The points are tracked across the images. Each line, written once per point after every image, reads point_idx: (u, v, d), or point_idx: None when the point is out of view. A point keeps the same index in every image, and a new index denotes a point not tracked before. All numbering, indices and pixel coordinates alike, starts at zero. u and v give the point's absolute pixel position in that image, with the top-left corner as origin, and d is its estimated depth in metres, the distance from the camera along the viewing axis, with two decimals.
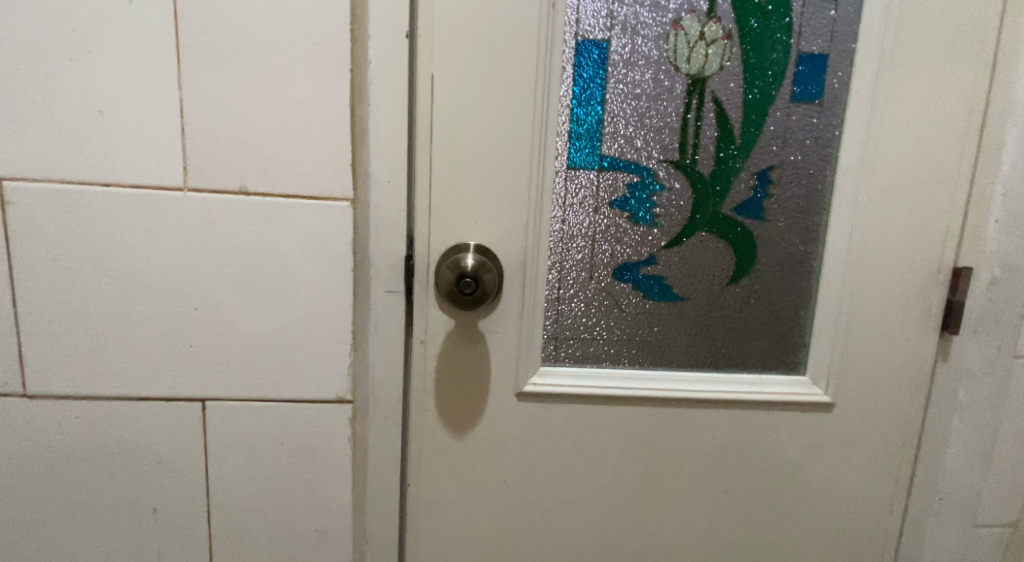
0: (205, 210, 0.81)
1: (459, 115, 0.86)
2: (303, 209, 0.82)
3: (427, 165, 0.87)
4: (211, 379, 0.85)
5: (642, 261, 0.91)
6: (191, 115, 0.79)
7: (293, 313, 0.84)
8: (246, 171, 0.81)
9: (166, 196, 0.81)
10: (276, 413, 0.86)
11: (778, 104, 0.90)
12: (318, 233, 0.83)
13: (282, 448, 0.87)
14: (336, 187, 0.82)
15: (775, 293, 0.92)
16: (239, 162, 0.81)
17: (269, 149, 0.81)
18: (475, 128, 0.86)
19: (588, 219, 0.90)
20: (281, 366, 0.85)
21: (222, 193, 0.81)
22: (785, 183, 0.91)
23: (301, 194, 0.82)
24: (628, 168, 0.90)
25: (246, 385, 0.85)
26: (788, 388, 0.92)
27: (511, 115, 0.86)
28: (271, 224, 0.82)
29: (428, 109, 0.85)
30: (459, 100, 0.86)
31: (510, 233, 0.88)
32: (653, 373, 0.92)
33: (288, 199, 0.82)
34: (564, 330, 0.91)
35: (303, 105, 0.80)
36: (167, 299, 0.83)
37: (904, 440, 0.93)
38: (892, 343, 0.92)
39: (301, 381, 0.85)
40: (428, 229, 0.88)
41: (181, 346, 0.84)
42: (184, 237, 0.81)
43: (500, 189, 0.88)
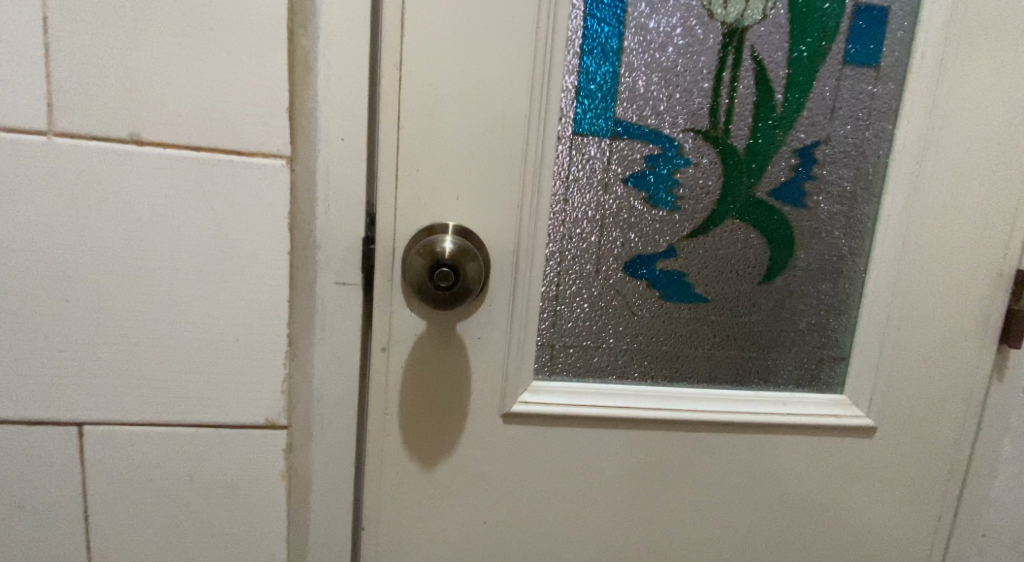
0: (83, 164, 0.59)
1: (438, 56, 0.66)
2: (221, 168, 0.61)
3: (396, 120, 0.67)
4: (90, 395, 0.63)
5: (660, 253, 0.74)
6: (63, 34, 0.58)
7: (207, 308, 0.63)
8: (142, 113, 0.59)
9: (24, 143, 0.59)
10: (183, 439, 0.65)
11: (828, 66, 0.74)
12: (242, 202, 0.62)
13: (192, 484, 0.66)
14: (268, 141, 0.61)
15: (814, 296, 0.76)
16: (131, 100, 0.59)
17: (173, 85, 0.59)
18: (457, 74, 0.67)
19: (597, 199, 0.72)
20: (189, 379, 0.64)
21: (107, 141, 0.59)
22: (831, 163, 0.75)
23: (218, 147, 0.61)
24: (648, 137, 0.72)
25: (140, 402, 0.64)
26: (825, 410, 0.77)
27: (504, 59, 0.67)
28: (175, 187, 0.61)
29: (397, 47, 0.65)
30: (438, 37, 0.66)
31: (499, 212, 0.69)
32: (667, 391, 0.75)
33: (201, 152, 0.61)
34: (561, 337, 0.73)
35: (222, 27, 0.59)
36: (26, 285, 0.61)
37: (950, 470, 0.79)
38: (944, 357, 0.77)
39: (219, 398, 0.65)
40: (393, 205, 0.68)
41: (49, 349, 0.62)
42: (55, 201, 0.60)
43: (488, 155, 0.68)
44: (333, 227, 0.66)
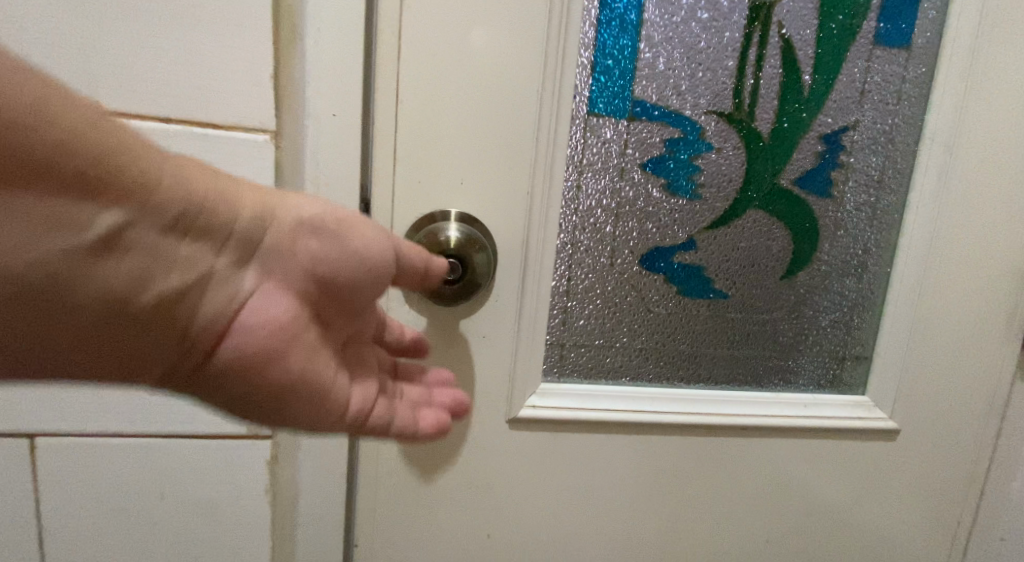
0: None
1: (441, 23, 0.59)
2: (193, 141, 0.57)
3: (394, 95, 0.60)
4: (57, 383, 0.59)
5: (678, 246, 0.68)
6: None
7: None
8: (108, 81, 0.55)
9: None
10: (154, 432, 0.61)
11: (858, 46, 0.69)
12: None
13: (170, 483, 0.62)
14: (248, 115, 0.57)
15: (837, 292, 0.72)
16: (98, 68, 0.55)
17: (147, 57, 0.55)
18: (461, 43, 0.60)
19: (612, 186, 0.66)
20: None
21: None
22: (859, 150, 0.70)
23: (190, 119, 0.56)
24: (668, 119, 0.66)
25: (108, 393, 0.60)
26: (847, 412, 0.72)
27: (513, 29, 0.60)
28: None
29: (394, 12, 0.59)
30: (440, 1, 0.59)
31: (507, 198, 0.63)
32: (682, 394, 0.70)
33: (171, 124, 0.56)
34: (572, 335, 0.68)
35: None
36: None
37: (972, 472, 0.75)
38: (968, 355, 0.72)
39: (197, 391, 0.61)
40: (391, 189, 0.61)
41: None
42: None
43: (496, 134, 0.62)
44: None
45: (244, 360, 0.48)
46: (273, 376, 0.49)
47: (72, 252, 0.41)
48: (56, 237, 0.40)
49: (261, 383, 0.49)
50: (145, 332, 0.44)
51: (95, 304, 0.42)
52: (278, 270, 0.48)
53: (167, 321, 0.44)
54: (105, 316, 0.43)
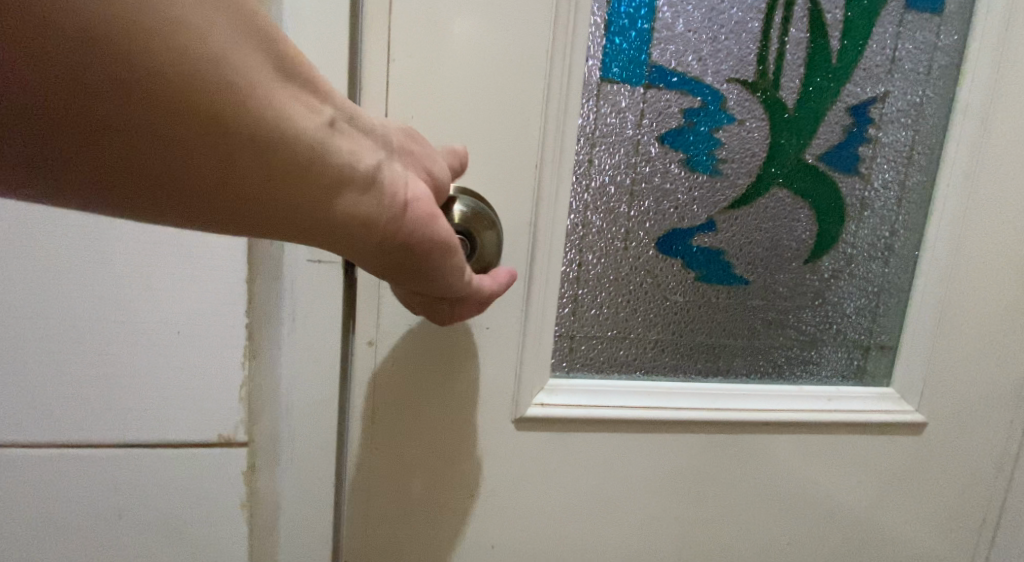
0: None
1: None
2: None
3: (386, 55, 0.54)
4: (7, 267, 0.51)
5: (698, 226, 0.62)
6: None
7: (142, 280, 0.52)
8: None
9: None
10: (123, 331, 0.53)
11: (887, 11, 0.63)
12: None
13: (129, 496, 0.55)
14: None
15: (863, 276, 0.67)
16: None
17: None
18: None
19: (626, 161, 0.61)
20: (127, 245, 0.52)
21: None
22: (889, 123, 0.65)
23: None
24: (687, 87, 0.60)
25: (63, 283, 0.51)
26: (872, 405, 0.68)
27: None
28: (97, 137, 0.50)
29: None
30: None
31: (513, 171, 0.57)
32: (701, 388, 0.64)
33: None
34: (583, 326, 0.62)
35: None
36: None
37: (999, 465, 0.71)
38: (997, 342, 0.68)
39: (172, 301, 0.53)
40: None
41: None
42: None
43: (504, 98, 0.56)
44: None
45: (417, 230, 0.41)
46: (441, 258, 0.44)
47: (300, 119, 0.36)
48: (287, 105, 0.36)
49: (420, 251, 0.42)
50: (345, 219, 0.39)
51: (311, 176, 0.37)
52: (404, 158, 0.44)
53: (367, 195, 0.39)
54: (315, 192, 0.37)
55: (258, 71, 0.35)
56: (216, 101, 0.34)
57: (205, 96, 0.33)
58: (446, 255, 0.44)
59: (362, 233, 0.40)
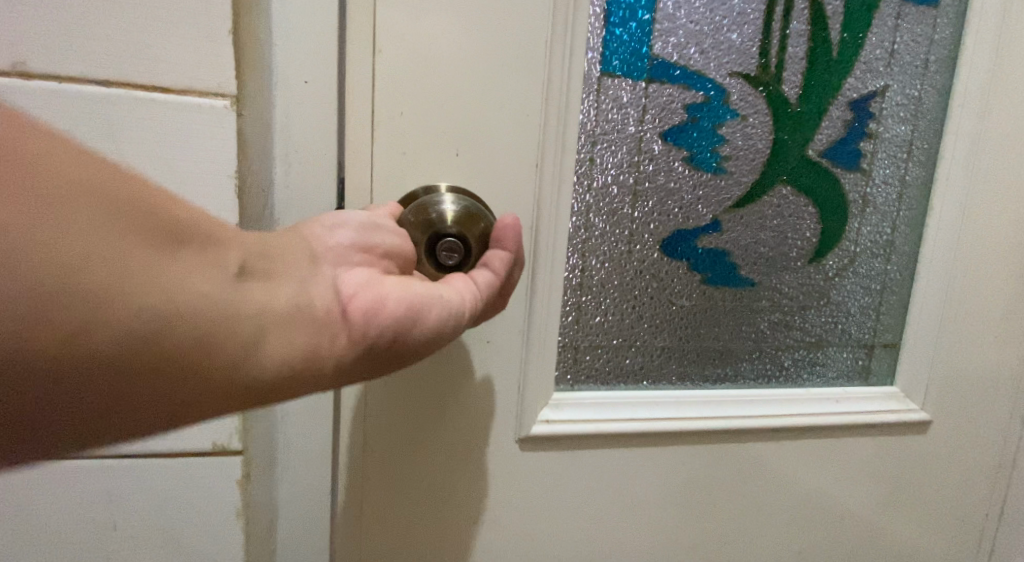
0: None
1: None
2: (131, 108, 0.48)
3: (374, 49, 0.50)
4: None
5: (702, 227, 0.60)
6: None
7: None
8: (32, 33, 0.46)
9: None
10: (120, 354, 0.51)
11: (885, 4, 0.62)
12: (170, 157, 0.49)
13: (116, 526, 0.51)
14: (202, 76, 0.48)
15: (866, 275, 0.65)
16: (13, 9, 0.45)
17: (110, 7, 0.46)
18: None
19: (628, 160, 0.58)
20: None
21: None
22: (888, 117, 0.63)
23: (127, 81, 0.47)
24: (689, 82, 0.58)
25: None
26: (879, 404, 0.66)
27: None
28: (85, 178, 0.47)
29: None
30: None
31: (510, 172, 0.54)
32: (709, 396, 0.61)
33: (109, 88, 0.47)
34: (587, 336, 0.59)
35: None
36: None
37: (1003, 462, 0.70)
38: (1000, 338, 0.67)
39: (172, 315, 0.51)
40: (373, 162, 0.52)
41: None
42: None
43: (499, 98, 0.53)
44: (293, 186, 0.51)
45: (372, 318, 0.39)
46: (421, 325, 0.41)
47: (196, 279, 0.34)
48: (186, 278, 0.33)
49: (392, 335, 0.40)
50: (270, 374, 0.35)
51: (230, 329, 0.34)
52: (335, 253, 0.41)
53: (295, 331, 0.36)
54: (247, 342, 0.35)
55: (129, 246, 0.32)
56: (93, 298, 0.31)
57: (93, 299, 0.31)
58: (420, 320, 0.41)
59: (310, 364, 0.37)
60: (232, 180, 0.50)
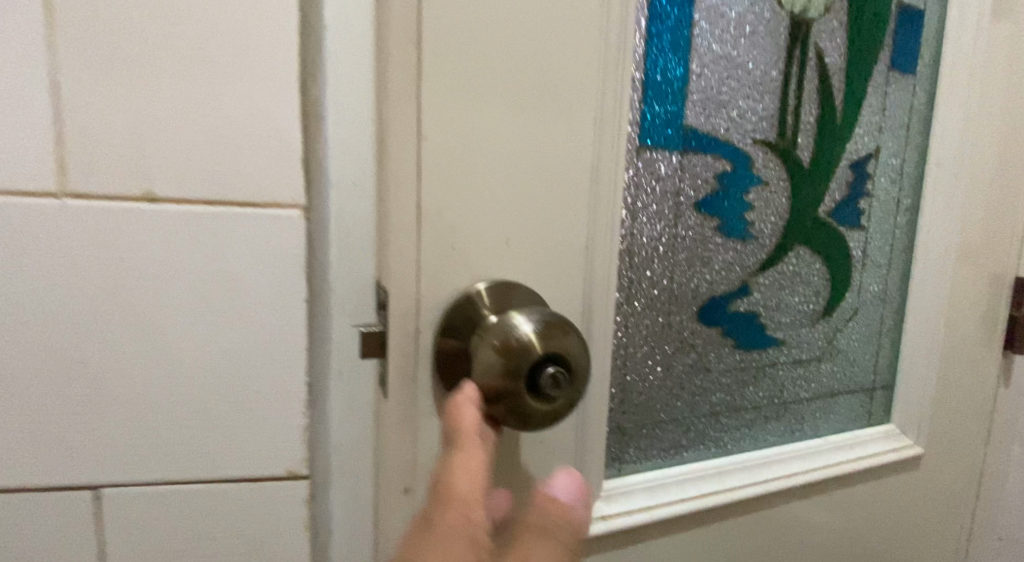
0: (81, 257, 0.48)
1: (478, 45, 0.47)
2: (236, 226, 0.49)
3: (423, 137, 0.47)
4: (97, 371, 0.49)
5: (733, 292, 0.60)
6: (67, 46, 0.46)
7: (213, 449, 0.51)
8: (140, 157, 0.47)
9: (21, 210, 0.47)
10: (205, 439, 0.51)
11: (876, 72, 0.64)
12: (239, 267, 0.50)
13: None
14: (274, 190, 0.50)
15: (865, 326, 0.69)
16: (114, 142, 0.47)
17: (183, 128, 0.47)
18: (502, 70, 0.48)
19: (667, 233, 0.57)
20: (216, 340, 0.50)
21: (113, 200, 0.48)
22: (881, 177, 0.67)
23: (230, 199, 0.49)
24: (720, 152, 0.58)
25: (143, 387, 0.50)
26: (885, 446, 0.69)
27: (565, 51, 0.49)
28: (169, 303, 0.49)
29: (420, 32, 0.46)
30: (472, 18, 0.47)
31: (564, 256, 0.52)
32: (747, 460, 0.62)
33: (214, 207, 0.49)
34: (632, 415, 0.58)
35: (224, 35, 0.47)
36: (24, 379, 0.48)
37: (972, 482, 0.77)
38: (969, 374, 0.73)
39: (236, 394, 0.51)
40: (423, 259, 0.48)
41: (36, 436, 0.49)
42: (52, 268, 0.48)
43: (552, 182, 0.50)
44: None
45: None
46: None
47: None
48: None
49: None
50: None
51: None
52: None
53: None
54: None
55: None
56: None
57: None
58: None
59: None
60: (307, 277, 0.51)
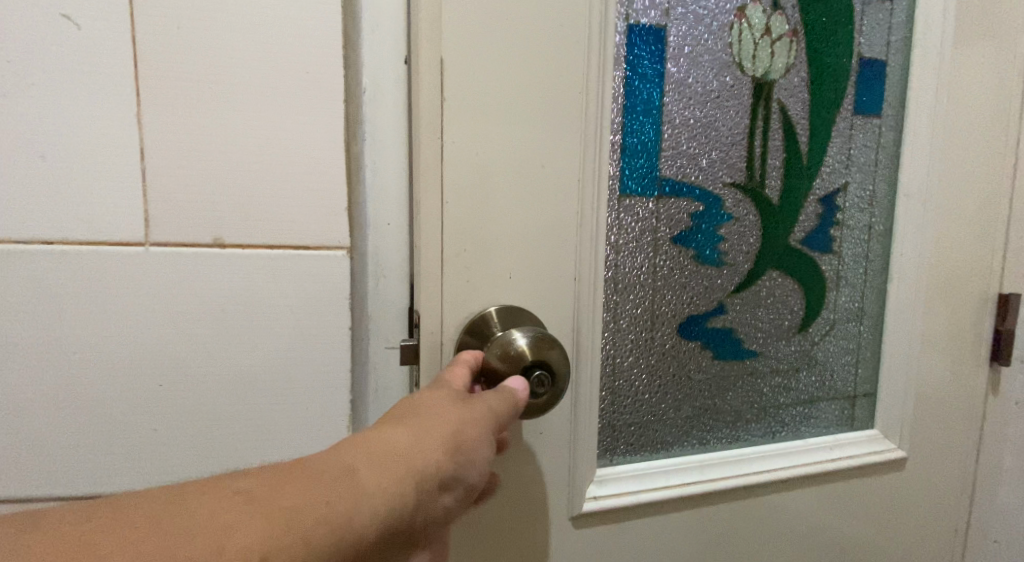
0: (172, 291, 0.63)
1: (476, 123, 0.60)
2: (293, 264, 0.64)
3: (437, 198, 0.61)
4: (191, 378, 0.65)
5: (710, 312, 0.71)
6: (152, 133, 0.61)
7: (281, 439, 0.67)
8: (217, 216, 0.63)
9: (127, 256, 0.63)
10: (270, 431, 0.67)
11: (840, 118, 0.74)
12: (297, 298, 0.65)
13: None
14: (323, 237, 0.64)
15: (843, 339, 0.78)
16: (198, 205, 0.63)
17: (252, 193, 0.63)
18: (498, 142, 0.61)
19: (646, 263, 0.68)
20: (280, 354, 0.65)
21: (193, 247, 0.63)
22: (851, 208, 0.76)
23: (288, 244, 0.64)
24: (692, 194, 0.69)
25: (227, 390, 0.65)
26: (865, 448, 0.78)
27: (549, 125, 0.62)
28: (242, 325, 0.65)
29: (433, 116, 0.60)
30: (473, 104, 0.60)
31: (555, 286, 0.65)
32: (729, 455, 0.72)
33: (271, 250, 0.64)
34: (621, 414, 0.70)
35: (284, 124, 0.62)
36: (134, 383, 0.64)
37: (964, 486, 0.83)
38: (954, 384, 0.80)
39: (294, 396, 0.66)
40: (440, 290, 0.62)
41: (139, 428, 0.65)
42: (147, 300, 0.63)
43: (541, 227, 0.63)
44: (379, 301, 0.67)
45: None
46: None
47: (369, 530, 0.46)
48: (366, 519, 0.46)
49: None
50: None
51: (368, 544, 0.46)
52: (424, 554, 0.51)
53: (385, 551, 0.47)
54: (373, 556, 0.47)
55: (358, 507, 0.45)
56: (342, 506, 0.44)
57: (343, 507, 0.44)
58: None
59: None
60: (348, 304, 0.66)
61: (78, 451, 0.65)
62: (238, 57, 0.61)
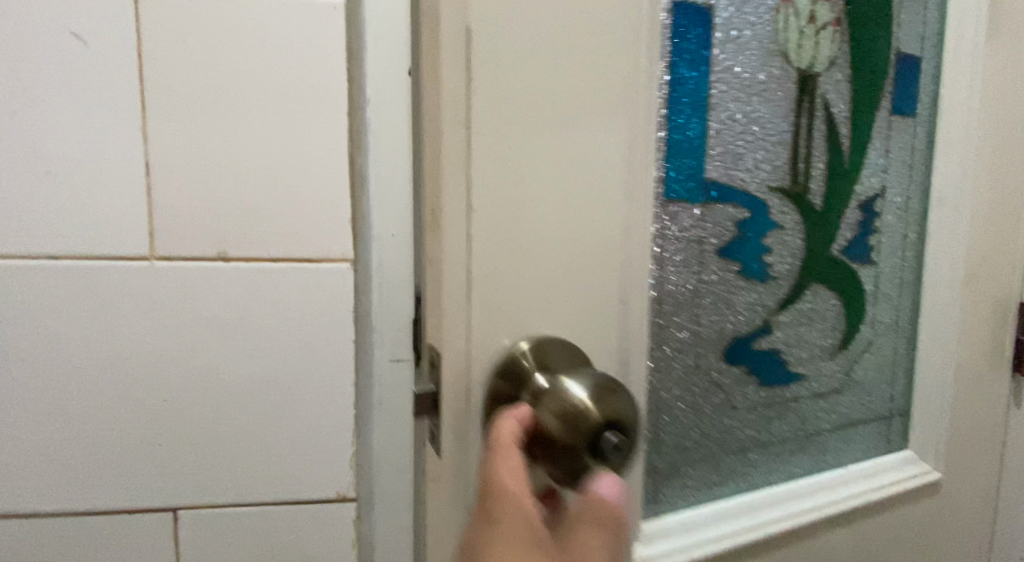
0: (167, 314, 0.54)
1: (512, 115, 0.48)
2: (297, 279, 0.55)
3: (466, 206, 0.49)
4: (181, 419, 0.55)
5: (755, 332, 0.63)
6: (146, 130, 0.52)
7: (278, 486, 0.57)
8: (218, 225, 0.53)
9: (121, 271, 0.53)
10: (269, 478, 0.57)
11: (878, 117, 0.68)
12: (302, 321, 0.55)
13: None
14: (330, 250, 0.55)
15: (878, 355, 0.72)
16: (198, 211, 0.53)
17: (256, 198, 0.53)
18: (538, 139, 0.49)
19: (692, 279, 0.60)
20: (281, 386, 0.56)
21: (192, 261, 0.53)
22: (887, 214, 0.70)
23: (292, 255, 0.54)
24: (738, 200, 0.61)
25: (221, 431, 0.55)
26: (907, 473, 0.71)
27: (597, 118, 0.51)
28: (242, 351, 0.55)
29: (461, 104, 0.48)
30: (508, 91, 0.48)
31: (599, 310, 0.54)
32: (778, 493, 0.64)
33: (276, 262, 0.54)
34: (664, 454, 0.61)
35: (286, 117, 0.53)
36: (125, 427, 0.54)
37: (989, 504, 0.79)
38: (982, 398, 0.76)
39: (297, 434, 0.56)
40: (467, 321, 0.50)
41: (124, 475, 0.55)
42: (144, 328, 0.53)
43: (585, 242, 0.52)
44: (385, 331, 0.54)
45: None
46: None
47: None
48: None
49: None
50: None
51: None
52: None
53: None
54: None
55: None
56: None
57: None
58: None
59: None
60: None
61: (64, 503, 0.55)
62: (244, 43, 0.52)
